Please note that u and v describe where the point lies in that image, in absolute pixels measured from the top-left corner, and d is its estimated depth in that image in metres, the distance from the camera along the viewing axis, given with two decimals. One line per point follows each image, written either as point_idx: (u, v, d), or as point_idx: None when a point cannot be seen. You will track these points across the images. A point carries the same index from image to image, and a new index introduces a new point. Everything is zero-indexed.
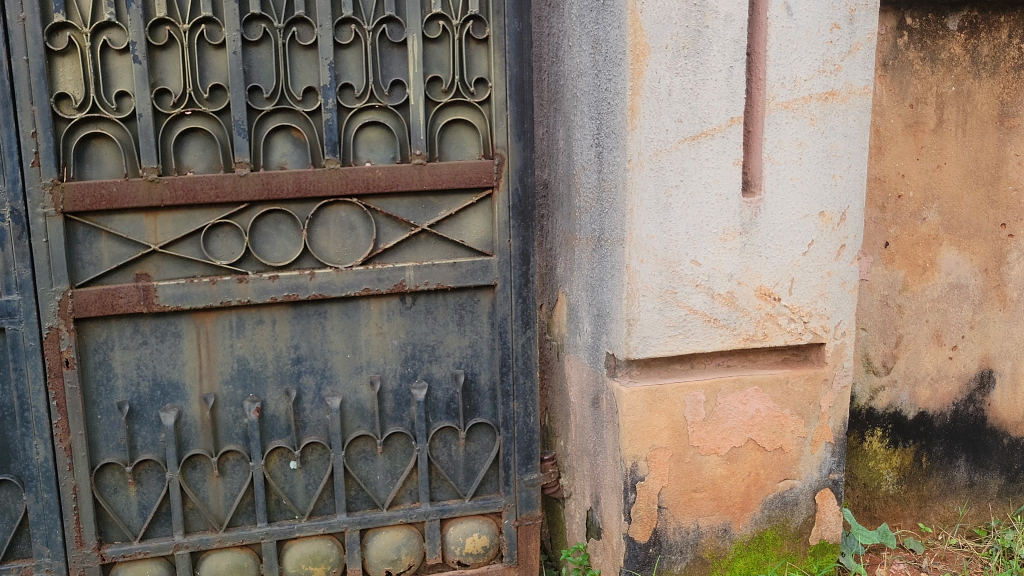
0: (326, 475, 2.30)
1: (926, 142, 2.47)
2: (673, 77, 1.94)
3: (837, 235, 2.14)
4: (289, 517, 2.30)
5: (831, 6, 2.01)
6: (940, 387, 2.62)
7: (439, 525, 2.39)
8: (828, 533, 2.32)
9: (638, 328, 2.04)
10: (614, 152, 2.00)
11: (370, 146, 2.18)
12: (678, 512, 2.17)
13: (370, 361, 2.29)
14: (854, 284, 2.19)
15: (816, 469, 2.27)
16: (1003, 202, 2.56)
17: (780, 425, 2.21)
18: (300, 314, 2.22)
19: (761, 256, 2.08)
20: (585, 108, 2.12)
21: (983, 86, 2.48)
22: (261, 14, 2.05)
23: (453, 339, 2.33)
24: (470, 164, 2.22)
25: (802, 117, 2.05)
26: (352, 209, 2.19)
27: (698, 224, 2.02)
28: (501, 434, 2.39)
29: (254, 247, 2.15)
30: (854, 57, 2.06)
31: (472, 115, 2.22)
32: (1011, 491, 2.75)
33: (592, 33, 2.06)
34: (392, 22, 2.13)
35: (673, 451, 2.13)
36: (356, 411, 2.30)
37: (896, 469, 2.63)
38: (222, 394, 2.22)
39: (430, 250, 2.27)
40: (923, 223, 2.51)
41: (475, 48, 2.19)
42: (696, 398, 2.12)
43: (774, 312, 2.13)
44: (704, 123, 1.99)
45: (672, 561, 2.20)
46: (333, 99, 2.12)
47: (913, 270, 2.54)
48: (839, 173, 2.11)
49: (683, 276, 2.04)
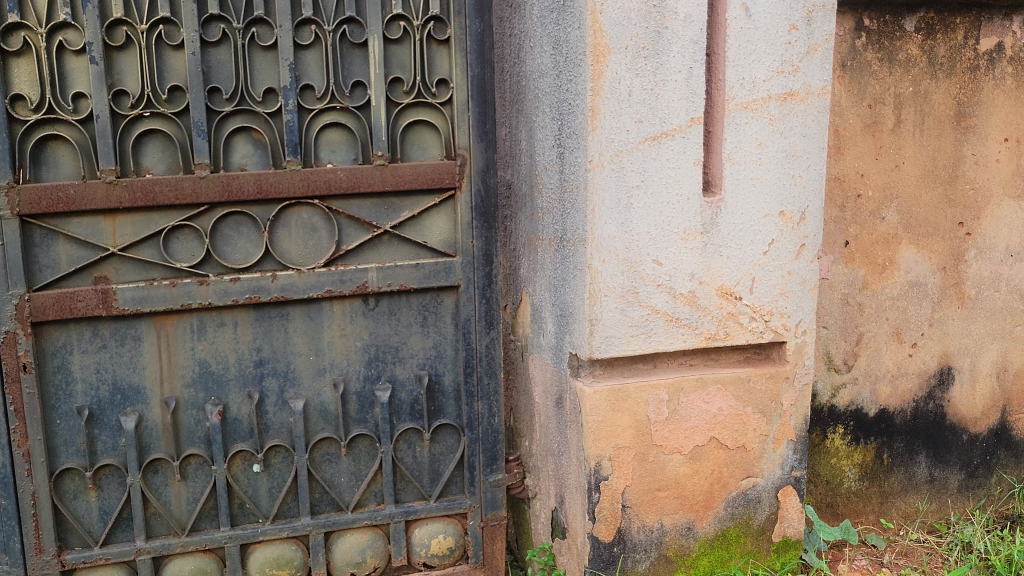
0: (290, 477, 2.28)
1: (884, 142, 2.50)
2: (633, 77, 1.95)
3: (797, 234, 2.16)
4: (252, 521, 2.28)
5: (789, 7, 2.03)
6: (901, 384, 2.64)
7: (404, 527, 2.39)
8: (790, 529, 2.34)
9: (600, 328, 2.04)
10: (575, 152, 2.01)
11: (331, 147, 2.17)
12: (642, 511, 2.18)
13: (334, 363, 2.28)
14: (814, 283, 2.21)
15: (779, 466, 2.29)
16: (961, 200, 2.60)
17: (742, 424, 2.22)
18: (262, 316, 2.21)
19: (722, 256, 2.10)
20: (547, 109, 2.12)
21: (940, 86, 2.51)
22: (220, 14, 2.04)
23: (417, 340, 2.33)
24: (432, 165, 2.21)
25: (761, 117, 2.06)
26: (314, 211, 2.18)
27: (659, 224, 2.03)
28: (466, 435, 2.39)
29: (214, 248, 2.14)
30: (812, 57, 2.08)
31: (434, 116, 2.22)
32: (971, 486, 2.80)
33: (553, 34, 2.06)
34: (353, 23, 2.12)
35: (636, 450, 2.14)
36: (320, 413, 2.29)
37: (857, 466, 2.65)
38: (184, 397, 2.20)
39: (393, 252, 2.26)
40: (882, 222, 2.54)
41: (436, 49, 2.18)
42: (658, 398, 2.13)
43: (735, 311, 2.15)
44: (664, 124, 1.99)
45: (636, 560, 2.21)
46: (294, 99, 2.10)
47: (873, 269, 2.56)
48: (798, 173, 2.13)
49: (645, 276, 2.05)
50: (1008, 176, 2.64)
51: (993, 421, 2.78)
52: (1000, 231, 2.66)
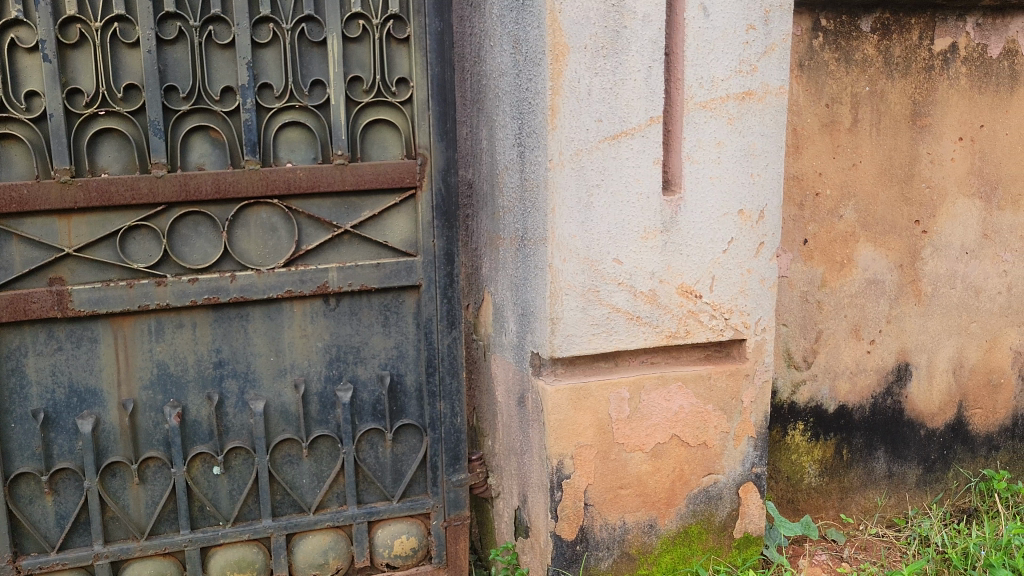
0: (250, 479, 2.26)
1: (841, 142, 2.53)
2: (592, 76, 1.96)
3: (755, 232, 2.18)
4: (213, 523, 2.26)
5: (746, 7, 2.04)
6: (860, 380, 2.68)
7: (367, 528, 2.37)
8: (751, 526, 2.36)
9: (562, 327, 2.05)
10: (535, 151, 2.01)
11: (291, 146, 2.15)
12: (604, 508, 2.18)
13: (294, 364, 2.27)
14: (773, 281, 2.23)
15: (739, 463, 2.31)
16: (917, 199, 2.63)
17: (703, 421, 2.24)
18: (221, 317, 2.19)
19: (682, 254, 2.11)
20: (507, 108, 2.12)
21: (896, 86, 2.54)
22: (176, 12, 2.02)
23: (379, 341, 2.32)
24: (393, 165, 2.20)
25: (720, 116, 2.07)
26: (273, 211, 2.17)
27: (619, 223, 2.04)
28: (428, 435, 2.38)
29: (172, 249, 2.11)
30: (770, 57, 2.10)
31: (394, 114, 2.21)
32: (928, 481, 2.83)
33: (512, 33, 2.06)
34: (311, 22, 2.11)
35: (598, 448, 2.15)
36: (281, 414, 2.27)
37: (817, 462, 2.68)
38: (142, 400, 2.17)
39: (354, 251, 2.25)
40: (840, 220, 2.56)
41: (396, 48, 2.18)
42: (620, 396, 2.13)
43: (695, 309, 2.16)
44: (624, 123, 2.00)
45: (599, 558, 2.21)
46: (252, 98, 2.09)
47: (831, 267, 2.59)
48: (757, 171, 2.14)
49: (605, 275, 2.06)
50: (963, 174, 2.68)
51: (949, 416, 2.81)
52: (956, 229, 2.70)
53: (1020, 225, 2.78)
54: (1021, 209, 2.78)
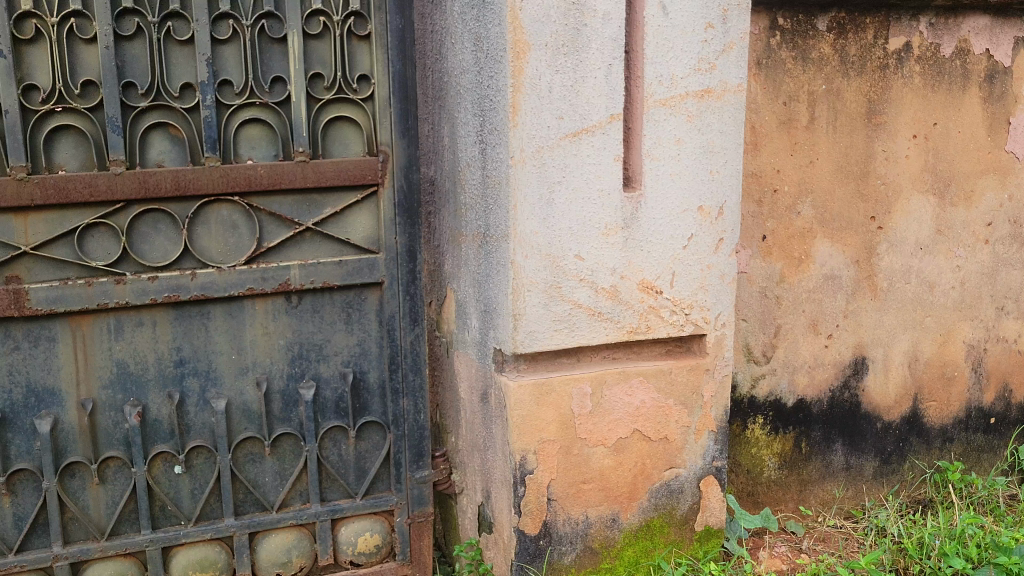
0: (212, 478, 2.25)
1: (799, 139, 2.56)
2: (553, 74, 1.97)
3: (715, 228, 2.20)
4: (174, 523, 2.25)
5: (704, 6, 2.07)
6: (818, 374, 2.72)
7: (331, 525, 2.37)
8: (712, 518, 2.39)
9: (524, 323, 2.06)
10: (496, 148, 2.02)
11: (251, 143, 2.14)
12: (567, 503, 2.20)
13: (256, 362, 2.26)
14: (732, 277, 2.26)
15: (700, 457, 2.34)
16: (872, 195, 2.68)
17: (664, 415, 2.26)
18: (181, 315, 2.18)
19: (642, 250, 2.13)
20: (468, 105, 2.13)
21: (851, 84, 2.59)
22: (134, 7, 2.00)
23: (341, 338, 2.31)
24: (355, 162, 2.20)
25: (679, 113, 2.10)
26: (234, 208, 2.16)
27: (581, 220, 2.06)
28: (391, 432, 2.38)
29: (131, 247, 2.10)
30: (728, 55, 2.12)
31: (356, 111, 2.20)
32: (885, 473, 2.88)
33: (473, 30, 2.07)
34: (271, 18, 2.10)
35: (561, 443, 2.16)
36: (242, 413, 2.26)
37: (777, 455, 2.71)
38: (102, 399, 2.15)
39: (316, 249, 2.24)
40: (798, 216, 2.60)
41: (357, 45, 2.17)
42: (582, 391, 2.15)
43: (656, 305, 2.18)
44: (585, 120, 2.02)
45: (562, 552, 2.23)
46: (212, 95, 2.08)
47: (789, 262, 2.62)
48: (716, 168, 2.17)
49: (567, 271, 2.07)
50: (917, 171, 2.72)
51: (905, 409, 2.86)
52: (910, 225, 2.75)
53: (972, 222, 2.83)
54: (973, 205, 2.83)
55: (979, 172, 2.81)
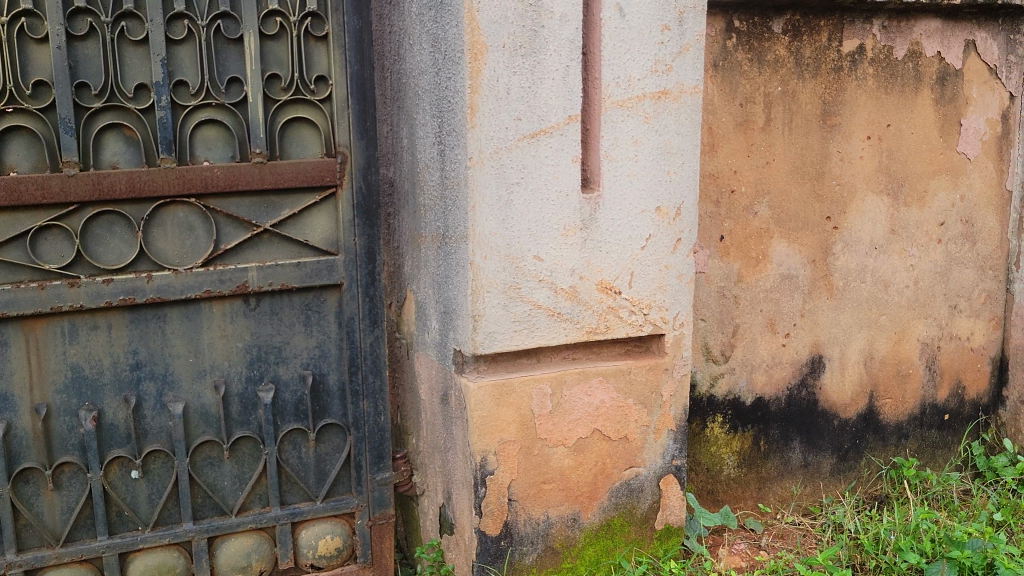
0: (170, 483, 2.23)
1: (755, 140, 2.59)
2: (511, 75, 1.97)
3: (673, 229, 2.22)
4: (131, 529, 2.22)
5: (661, 8, 2.08)
6: (776, 372, 2.74)
7: (291, 529, 2.36)
8: (672, 517, 2.40)
9: (484, 324, 2.06)
10: (455, 149, 2.02)
11: (208, 144, 2.12)
12: (528, 504, 2.20)
13: (214, 365, 2.24)
14: (691, 276, 2.28)
15: (660, 456, 2.35)
16: (827, 196, 2.71)
17: (624, 414, 2.27)
18: (137, 318, 2.15)
19: (601, 251, 2.14)
20: (426, 106, 2.13)
21: (807, 86, 2.62)
22: (87, 6, 1.97)
23: (300, 340, 2.30)
24: (313, 163, 2.19)
25: (636, 114, 2.11)
26: (190, 210, 2.14)
27: (540, 220, 2.06)
28: (352, 434, 2.38)
29: (85, 249, 2.07)
30: (684, 57, 2.14)
31: (313, 112, 2.20)
32: (842, 470, 2.92)
33: (431, 31, 2.07)
34: (227, 18, 2.09)
35: (522, 444, 2.17)
36: (200, 416, 2.24)
37: (735, 453, 2.74)
38: (56, 404, 2.12)
39: (274, 251, 2.23)
40: (755, 216, 2.63)
41: (314, 46, 2.17)
42: (542, 391, 2.16)
43: (615, 305, 2.19)
44: (543, 121, 2.02)
45: (524, 553, 2.23)
46: (167, 96, 2.06)
47: (747, 262, 2.65)
48: (673, 169, 2.19)
49: (526, 271, 2.08)
50: (871, 172, 2.76)
51: (861, 406, 2.90)
52: (865, 225, 2.79)
53: (925, 221, 2.88)
54: (926, 205, 2.87)
55: (931, 173, 2.86)
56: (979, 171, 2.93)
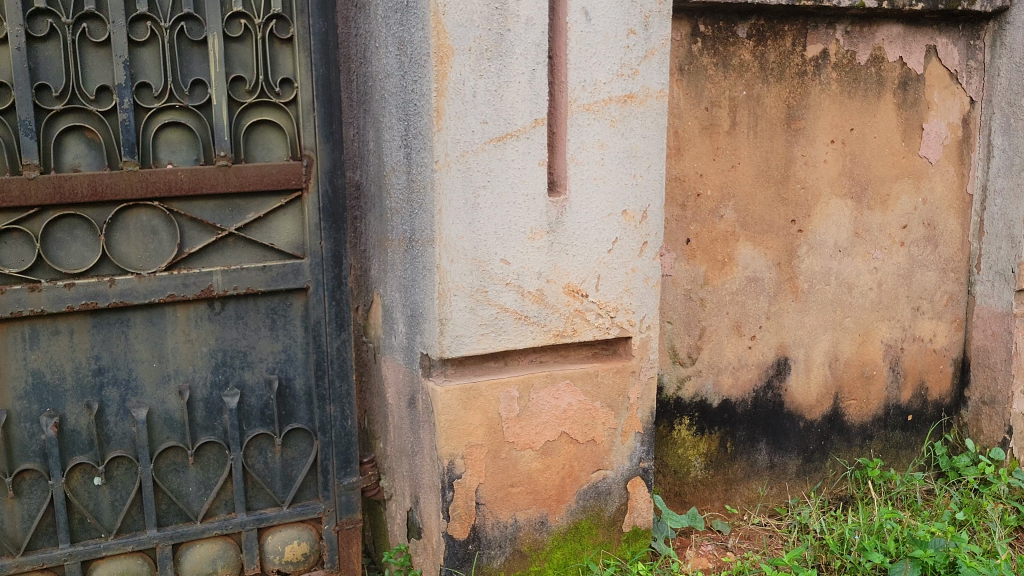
0: (133, 489, 2.21)
1: (720, 144, 2.61)
2: (476, 79, 1.97)
3: (639, 232, 2.23)
4: (94, 536, 2.19)
5: (626, 13, 2.09)
6: (742, 375, 2.76)
7: (257, 535, 2.34)
8: (640, 519, 2.41)
9: (451, 327, 2.05)
10: (421, 152, 2.01)
11: (171, 147, 2.10)
12: (496, 507, 2.20)
13: (178, 370, 2.22)
14: (657, 280, 2.29)
15: (627, 458, 2.36)
16: (792, 199, 2.74)
17: (591, 417, 2.28)
18: (100, 323, 2.13)
19: (568, 254, 2.15)
20: (393, 110, 2.12)
21: (771, 90, 2.64)
22: (47, 8, 1.95)
23: (266, 344, 2.28)
24: (278, 166, 2.18)
25: (602, 118, 2.12)
26: (153, 213, 2.12)
27: (506, 224, 2.06)
28: (318, 439, 2.36)
29: (46, 253, 2.04)
30: (650, 61, 2.15)
31: (279, 115, 2.18)
32: (808, 471, 2.94)
33: (396, 34, 2.07)
34: (191, 20, 2.07)
35: (489, 447, 2.16)
36: (164, 422, 2.22)
37: (702, 455, 2.75)
38: (16, 411, 2.09)
39: (239, 254, 2.21)
40: (720, 220, 2.65)
41: (279, 48, 2.15)
42: (510, 394, 2.16)
43: (582, 308, 2.20)
44: (509, 125, 2.02)
45: (491, 556, 2.23)
46: (129, 98, 2.04)
47: (713, 265, 2.67)
48: (639, 173, 2.20)
49: (493, 274, 2.07)
50: (835, 176, 2.79)
51: (826, 408, 2.92)
52: (829, 228, 2.82)
53: (888, 224, 2.91)
54: (889, 208, 2.90)
55: (894, 177, 2.89)
56: (940, 174, 2.97)
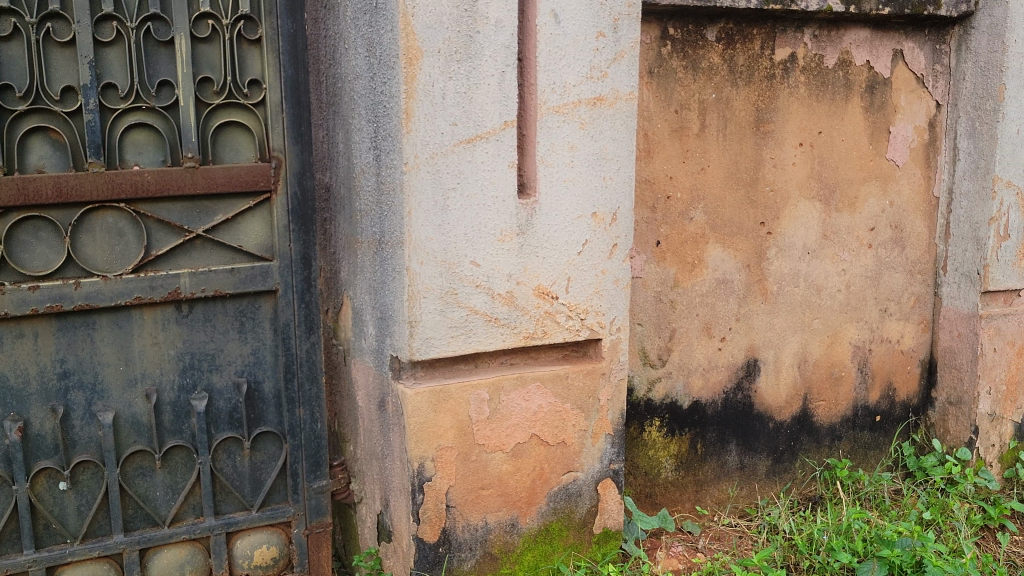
0: (99, 494, 2.18)
1: (690, 146, 2.62)
2: (446, 80, 1.97)
3: (609, 234, 2.23)
4: (59, 542, 2.16)
5: (596, 15, 2.10)
6: (712, 376, 2.78)
7: (225, 539, 2.32)
8: (610, 521, 2.42)
9: (420, 330, 2.05)
10: (390, 154, 2.00)
11: (137, 148, 2.08)
12: (466, 509, 2.20)
13: (145, 373, 2.19)
14: (627, 282, 2.30)
15: (597, 460, 2.36)
16: (761, 201, 2.75)
17: (562, 419, 2.28)
18: (65, 326, 2.10)
19: (538, 256, 2.15)
20: (362, 111, 2.11)
21: (740, 94, 2.66)
22: (11, 7, 1.92)
23: (234, 347, 2.27)
24: (246, 168, 2.17)
25: (572, 120, 2.12)
26: (120, 215, 2.09)
27: (476, 226, 2.06)
28: (288, 442, 2.35)
29: (10, 255, 2.01)
30: (619, 63, 2.16)
31: (247, 117, 2.17)
32: (778, 471, 2.96)
33: (366, 35, 2.06)
34: (157, 20, 2.05)
35: (459, 450, 2.16)
36: (131, 425, 2.20)
37: (673, 457, 2.76)
38: None
39: (206, 256, 2.20)
40: (690, 222, 2.66)
41: (247, 49, 2.14)
42: (479, 397, 2.16)
43: (552, 310, 2.20)
44: (478, 127, 2.02)
45: (461, 559, 2.22)
46: (95, 98, 2.02)
47: (683, 267, 2.68)
48: (609, 175, 2.20)
49: (463, 276, 2.07)
50: (804, 178, 2.81)
51: (796, 409, 2.94)
52: (798, 230, 2.84)
53: (856, 226, 2.94)
54: (857, 210, 2.93)
55: (861, 180, 2.92)
56: (907, 177, 3.00)
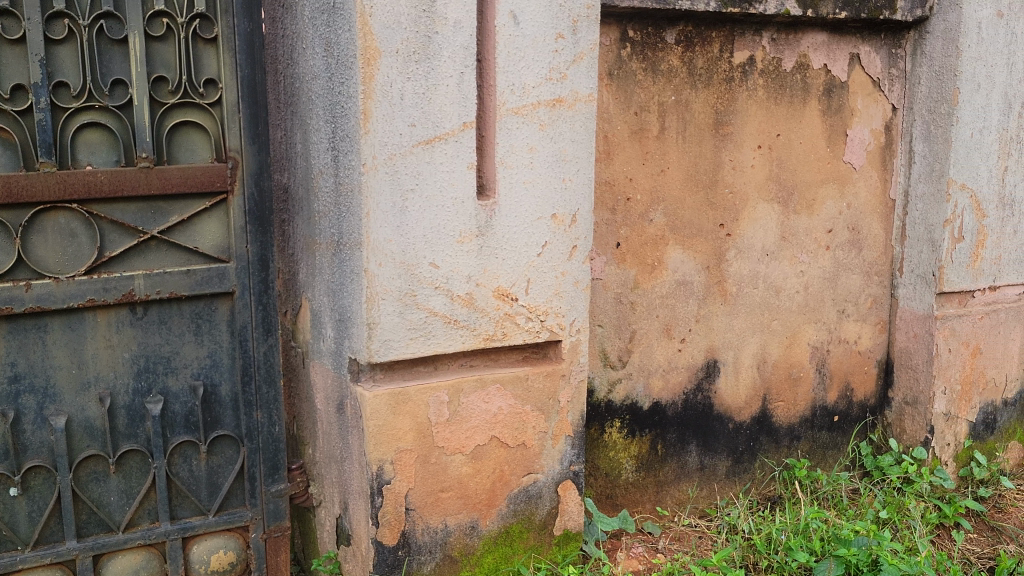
0: (52, 500, 2.14)
1: (650, 148, 2.63)
2: (404, 81, 1.96)
3: (568, 235, 2.23)
4: (10, 549, 2.12)
5: (555, 17, 2.10)
6: (672, 377, 2.79)
7: (182, 544, 2.29)
8: (571, 522, 2.42)
9: (379, 332, 2.03)
10: (348, 155, 1.99)
11: (90, 148, 2.05)
12: (426, 512, 2.18)
13: (99, 376, 2.16)
14: (586, 283, 2.30)
15: (558, 461, 2.36)
16: (721, 204, 2.77)
17: (521, 421, 2.28)
18: (15, 329, 2.05)
19: (497, 257, 2.14)
20: (320, 111, 2.09)
21: (699, 96, 2.67)
22: None
23: (190, 349, 2.24)
24: (202, 168, 2.14)
25: (531, 122, 2.12)
26: (72, 216, 2.06)
27: (435, 227, 2.05)
28: (245, 445, 2.33)
29: None
30: (579, 65, 2.16)
31: (202, 117, 2.15)
32: (737, 471, 2.98)
33: (323, 35, 2.04)
34: (110, 18, 2.02)
35: (419, 452, 2.15)
36: (84, 430, 2.16)
37: (634, 458, 2.77)
38: None
39: (162, 258, 2.17)
40: (650, 223, 2.67)
41: (202, 48, 2.12)
42: (439, 399, 2.15)
43: (512, 311, 2.19)
44: (437, 128, 2.01)
45: (421, 562, 2.21)
46: (46, 97, 1.98)
47: (643, 269, 2.68)
48: (568, 177, 2.20)
49: (422, 278, 2.06)
50: (762, 181, 2.83)
51: (755, 409, 2.96)
52: (757, 232, 2.86)
53: (814, 228, 2.97)
54: (815, 212, 2.96)
55: (819, 182, 2.95)
56: (864, 180, 3.04)
